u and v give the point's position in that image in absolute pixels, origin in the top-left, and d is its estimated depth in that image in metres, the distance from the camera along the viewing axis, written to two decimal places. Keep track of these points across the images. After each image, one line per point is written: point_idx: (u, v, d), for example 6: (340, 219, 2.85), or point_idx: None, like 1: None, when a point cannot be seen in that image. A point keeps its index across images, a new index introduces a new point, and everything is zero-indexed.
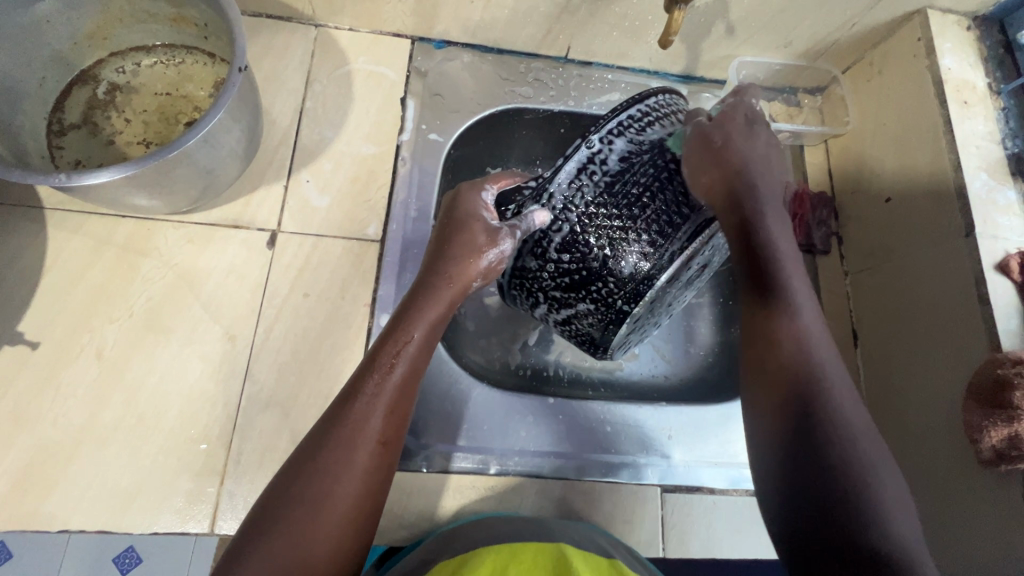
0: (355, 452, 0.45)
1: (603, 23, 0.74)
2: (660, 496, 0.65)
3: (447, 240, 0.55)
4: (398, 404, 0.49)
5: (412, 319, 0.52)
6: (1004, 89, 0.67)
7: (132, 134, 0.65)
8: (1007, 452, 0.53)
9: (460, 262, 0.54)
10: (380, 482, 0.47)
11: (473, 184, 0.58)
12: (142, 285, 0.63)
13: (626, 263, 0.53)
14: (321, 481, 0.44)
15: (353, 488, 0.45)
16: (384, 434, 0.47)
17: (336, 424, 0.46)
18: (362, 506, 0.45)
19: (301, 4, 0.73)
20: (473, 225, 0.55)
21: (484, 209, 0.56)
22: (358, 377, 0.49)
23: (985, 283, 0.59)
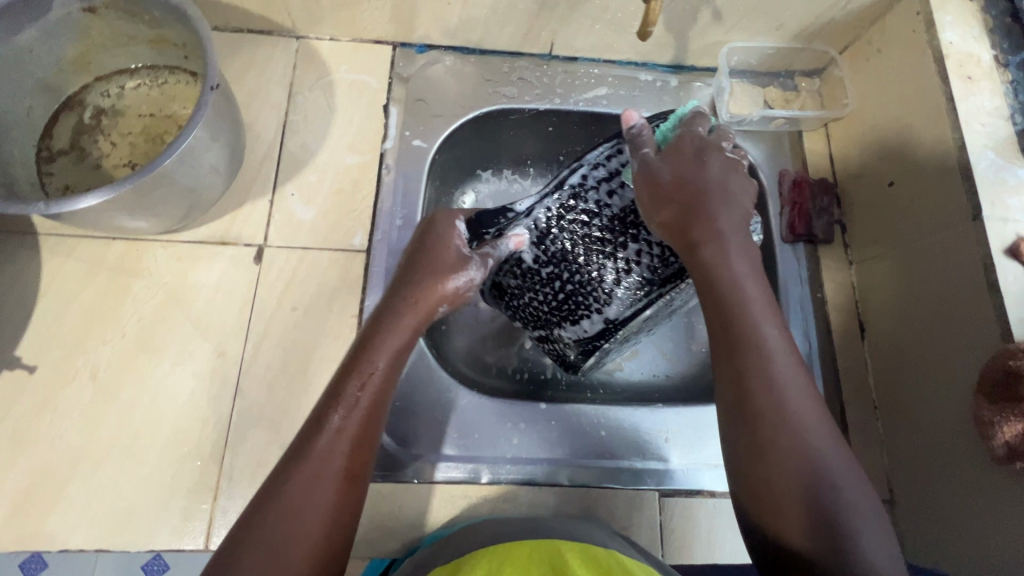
0: (319, 489, 0.44)
1: (584, 17, 0.72)
2: (658, 500, 0.63)
3: (408, 272, 0.55)
4: (367, 433, 0.48)
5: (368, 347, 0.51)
6: (1011, 61, 0.63)
7: (118, 157, 0.66)
8: (1021, 449, 0.50)
9: (425, 288, 0.53)
10: (347, 513, 0.46)
11: (447, 213, 0.58)
12: (133, 305, 0.64)
13: (605, 293, 0.56)
14: (283, 517, 0.43)
15: (319, 522, 0.44)
16: (350, 466, 0.46)
17: (303, 458, 0.45)
18: (332, 538, 0.44)
19: (280, 17, 0.73)
20: (439, 253, 0.55)
21: (455, 238, 0.56)
22: (322, 409, 0.48)
23: (995, 271, 0.55)
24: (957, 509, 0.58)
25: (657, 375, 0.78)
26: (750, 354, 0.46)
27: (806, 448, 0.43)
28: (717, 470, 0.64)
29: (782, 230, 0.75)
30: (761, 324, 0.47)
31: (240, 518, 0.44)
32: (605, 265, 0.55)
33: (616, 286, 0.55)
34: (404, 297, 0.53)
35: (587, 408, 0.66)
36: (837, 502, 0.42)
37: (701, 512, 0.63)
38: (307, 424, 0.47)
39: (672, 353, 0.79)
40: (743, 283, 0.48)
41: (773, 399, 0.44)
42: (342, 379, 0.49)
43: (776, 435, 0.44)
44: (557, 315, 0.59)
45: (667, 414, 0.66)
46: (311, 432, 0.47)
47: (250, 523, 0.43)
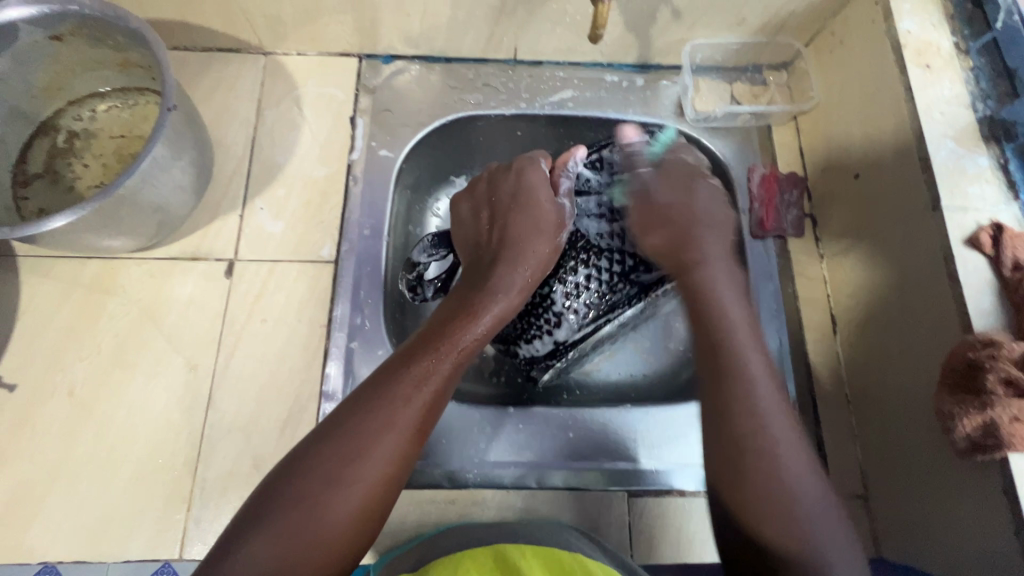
0: (390, 436, 0.44)
1: (544, 21, 0.73)
2: (627, 500, 0.64)
3: (525, 227, 0.58)
4: (443, 391, 0.48)
5: (485, 307, 0.53)
6: (972, 47, 0.62)
7: (92, 179, 0.68)
8: (983, 441, 0.49)
9: (534, 245, 0.57)
10: (405, 471, 0.45)
11: (534, 162, 0.61)
12: (108, 322, 0.66)
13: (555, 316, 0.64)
14: (349, 457, 0.42)
15: (380, 471, 0.43)
16: (422, 422, 0.46)
17: (380, 402, 0.45)
18: (384, 494, 0.43)
19: (246, 34, 0.74)
20: (535, 206, 0.59)
21: (535, 189, 0.60)
22: (406, 358, 0.48)
23: (954, 261, 0.54)
24: (926, 504, 0.57)
25: (637, 373, 0.76)
26: (731, 373, 0.48)
27: (780, 472, 0.44)
28: (686, 470, 0.64)
29: (752, 226, 0.75)
30: (746, 349, 0.49)
31: (297, 453, 0.44)
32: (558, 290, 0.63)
33: (564, 311, 0.64)
34: (510, 265, 0.55)
35: (555, 411, 0.66)
36: (807, 521, 0.43)
37: (670, 512, 0.63)
38: (408, 368, 0.47)
39: (650, 351, 0.77)
40: (727, 309, 0.51)
41: (758, 421, 0.46)
42: (431, 334, 0.50)
43: (749, 453, 0.45)
44: (515, 333, 0.66)
45: (638, 415, 0.66)
46: (402, 375, 0.47)
47: (317, 451, 0.43)
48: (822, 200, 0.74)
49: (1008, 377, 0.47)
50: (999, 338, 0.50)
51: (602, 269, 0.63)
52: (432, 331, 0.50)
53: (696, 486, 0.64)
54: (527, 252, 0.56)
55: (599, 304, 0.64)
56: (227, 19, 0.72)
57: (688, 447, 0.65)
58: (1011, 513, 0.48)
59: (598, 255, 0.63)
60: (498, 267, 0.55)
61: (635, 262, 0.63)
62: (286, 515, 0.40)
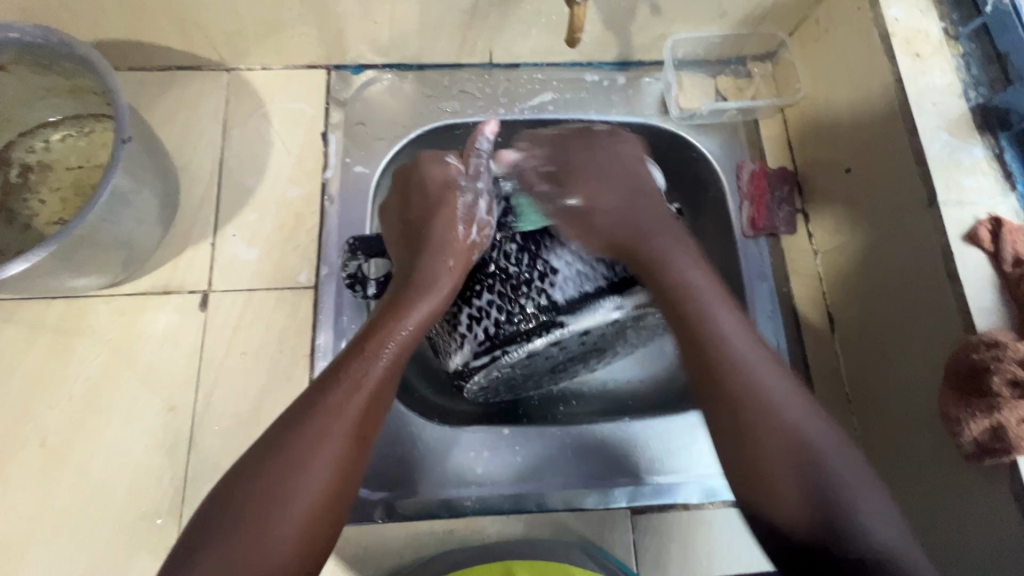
0: (327, 449, 0.43)
1: (519, 23, 0.69)
2: (631, 518, 0.63)
3: (430, 220, 0.55)
4: (380, 398, 0.47)
5: (409, 306, 0.51)
6: (962, 33, 0.60)
7: (50, 214, 0.65)
8: (990, 445, 0.48)
9: (442, 240, 0.54)
10: (352, 479, 0.45)
11: (435, 154, 0.59)
12: (78, 366, 0.62)
13: (473, 328, 0.57)
14: (282, 476, 0.42)
15: (322, 485, 0.43)
16: (360, 428, 0.45)
17: (313, 412, 0.44)
18: (330, 506, 0.43)
19: (206, 51, 0.71)
20: (444, 198, 0.56)
21: (453, 174, 0.58)
22: (338, 363, 0.48)
23: (954, 258, 0.53)
24: (935, 505, 0.56)
25: (630, 378, 0.74)
26: (723, 369, 0.47)
27: (802, 449, 0.44)
28: (690, 481, 0.63)
29: (743, 225, 0.72)
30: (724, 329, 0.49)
31: (236, 476, 0.42)
32: (481, 301, 0.57)
33: (480, 326, 0.57)
34: (434, 260, 0.53)
35: (552, 429, 0.64)
36: (834, 483, 0.43)
37: (677, 526, 0.63)
38: (336, 379, 0.46)
39: (646, 355, 0.75)
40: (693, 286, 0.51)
41: (761, 410, 0.46)
42: (365, 335, 0.49)
43: (766, 449, 0.45)
44: (438, 349, 0.61)
45: (637, 428, 0.64)
46: (333, 384, 0.46)
47: (253, 470, 0.42)
48: (813, 195, 0.72)
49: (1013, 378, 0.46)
50: (1002, 338, 0.48)
51: (514, 293, 0.57)
52: (362, 334, 0.49)
53: (700, 497, 0.63)
54: (449, 248, 0.54)
55: (509, 332, 0.56)
56: (184, 36, 0.68)
57: (691, 457, 0.64)
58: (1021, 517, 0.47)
59: (513, 283, 0.57)
60: (420, 266, 0.53)
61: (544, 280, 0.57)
62: (230, 541, 0.40)
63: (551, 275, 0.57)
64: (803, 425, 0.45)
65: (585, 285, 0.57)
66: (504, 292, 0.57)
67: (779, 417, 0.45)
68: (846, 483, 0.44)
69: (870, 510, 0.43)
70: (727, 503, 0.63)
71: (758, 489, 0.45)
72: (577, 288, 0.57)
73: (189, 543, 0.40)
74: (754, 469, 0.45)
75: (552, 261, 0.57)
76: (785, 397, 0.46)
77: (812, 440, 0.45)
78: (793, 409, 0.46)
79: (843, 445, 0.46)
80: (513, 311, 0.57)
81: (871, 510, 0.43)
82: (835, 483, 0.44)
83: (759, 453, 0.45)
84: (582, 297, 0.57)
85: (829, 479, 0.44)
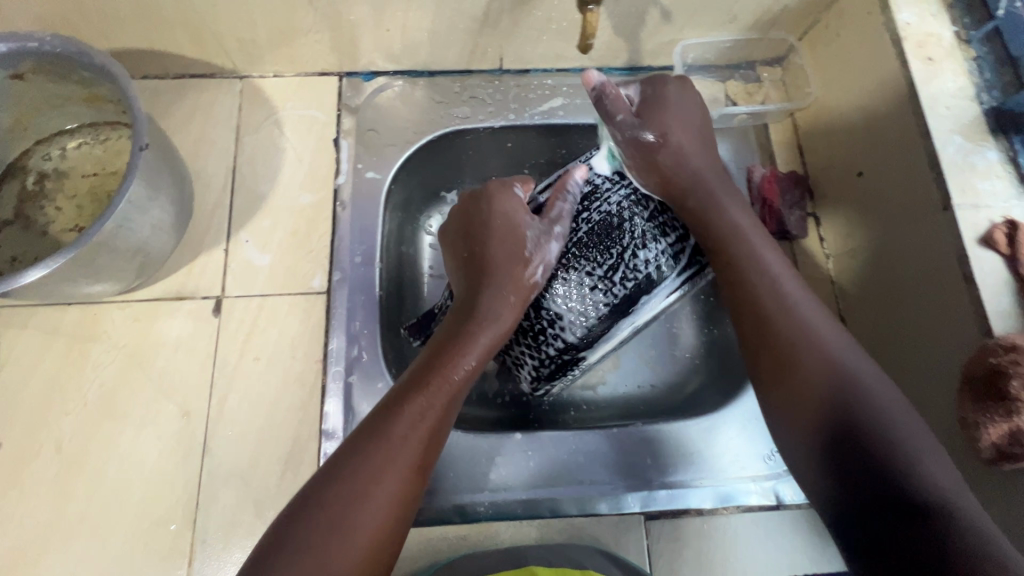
0: (390, 480, 0.43)
1: (529, 29, 0.70)
2: (643, 525, 0.62)
3: (490, 255, 0.53)
4: (439, 428, 0.47)
5: (470, 342, 0.49)
6: (974, 36, 0.60)
7: (66, 221, 0.65)
8: (1010, 449, 0.47)
9: (506, 275, 0.52)
10: (407, 510, 0.44)
11: (503, 185, 0.55)
12: (93, 371, 0.63)
13: (521, 369, 0.59)
14: (340, 507, 0.41)
15: (384, 515, 0.42)
16: (421, 459, 0.45)
17: (367, 443, 0.44)
18: (390, 537, 0.43)
19: (220, 59, 0.71)
20: (500, 233, 0.53)
21: (516, 212, 0.54)
22: (396, 396, 0.47)
23: (969, 262, 0.52)
24: None
25: (642, 382, 0.75)
26: (808, 350, 0.49)
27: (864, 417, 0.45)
28: (703, 486, 0.63)
29: None
30: (796, 312, 0.51)
31: (296, 505, 0.42)
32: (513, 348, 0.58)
33: (522, 362, 0.58)
34: (494, 295, 0.51)
35: (564, 434, 0.64)
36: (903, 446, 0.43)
37: (690, 532, 0.62)
38: (392, 411, 0.46)
39: (657, 360, 0.75)
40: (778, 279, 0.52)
41: (836, 380, 0.47)
42: (423, 368, 0.48)
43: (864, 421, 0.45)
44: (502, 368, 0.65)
45: (649, 433, 0.64)
46: (391, 414, 0.46)
47: (310, 503, 0.42)
48: (824, 200, 0.72)
49: None
50: (1021, 342, 0.48)
51: (538, 339, 0.56)
52: (422, 367, 0.48)
53: (714, 503, 0.62)
54: (513, 286, 0.52)
55: (546, 370, 0.57)
56: (199, 44, 0.68)
57: (704, 463, 0.63)
58: None
59: (530, 331, 0.55)
60: (481, 299, 0.51)
61: (551, 327, 0.55)
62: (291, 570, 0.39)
63: (557, 320, 0.54)
64: (869, 389, 0.47)
65: (591, 320, 0.54)
66: (525, 337, 0.56)
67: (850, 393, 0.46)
68: (910, 448, 0.43)
69: (934, 467, 0.42)
70: (741, 509, 0.63)
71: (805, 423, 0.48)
72: (584, 327, 0.54)
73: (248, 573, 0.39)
74: (804, 416, 0.48)
75: (550, 306, 0.54)
76: (860, 371, 0.47)
77: (868, 398, 0.46)
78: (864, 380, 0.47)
79: (902, 406, 0.46)
80: (540, 350, 0.56)
81: (935, 467, 0.42)
82: (885, 430, 0.44)
83: (806, 403, 0.48)
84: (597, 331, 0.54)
85: (866, 415, 0.45)
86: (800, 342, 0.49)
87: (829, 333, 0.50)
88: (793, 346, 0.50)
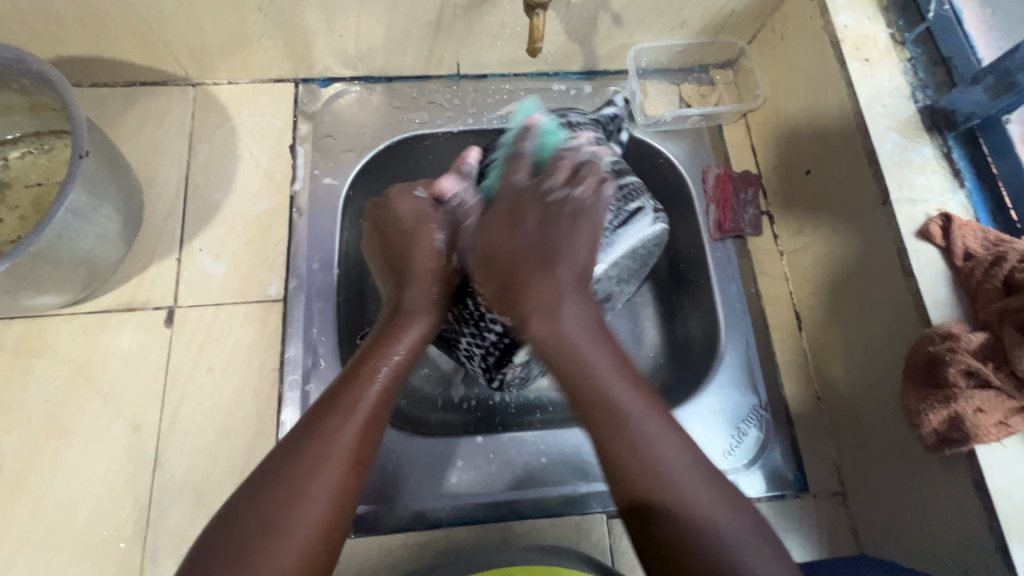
0: (323, 475, 0.42)
1: (484, 34, 0.70)
2: (606, 522, 0.61)
3: (406, 252, 0.54)
4: (377, 420, 0.46)
5: (401, 333, 0.51)
6: (908, 38, 0.62)
7: (7, 233, 0.63)
8: (949, 435, 0.49)
9: (423, 265, 0.53)
10: (348, 507, 0.42)
11: (404, 188, 0.56)
12: (37, 387, 0.60)
13: (470, 358, 0.60)
14: (276, 508, 0.40)
15: (321, 512, 0.41)
16: (358, 453, 0.44)
17: (303, 441, 0.43)
18: (330, 537, 0.41)
19: (170, 66, 0.70)
20: (408, 231, 0.54)
21: (417, 208, 0.55)
22: (330, 394, 0.46)
23: (907, 255, 0.54)
24: (907, 498, 0.56)
25: None
26: (603, 421, 0.42)
27: (673, 507, 0.38)
28: None
29: (710, 229, 0.74)
30: (606, 384, 0.43)
31: (224, 512, 0.40)
32: (462, 341, 0.59)
33: (470, 350, 0.59)
34: (417, 284, 0.53)
35: (526, 437, 0.64)
36: (718, 527, 0.37)
37: None
38: (328, 407, 0.45)
39: None
40: (565, 326, 0.46)
41: (638, 462, 0.40)
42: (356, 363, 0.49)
43: (642, 497, 0.39)
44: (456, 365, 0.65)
45: None
46: (326, 412, 0.45)
47: (242, 510, 0.40)
48: (777, 198, 0.74)
49: (968, 368, 0.48)
50: (956, 330, 0.50)
51: (479, 325, 0.56)
52: (355, 362, 0.49)
53: None
54: (430, 275, 0.53)
55: (492, 352, 0.57)
56: (148, 52, 0.68)
57: None
58: (982, 501, 0.48)
59: (472, 319, 0.56)
60: (408, 292, 0.52)
61: (486, 312, 0.54)
62: None
63: None
64: (691, 496, 0.38)
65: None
66: (469, 323, 0.57)
67: (659, 494, 0.39)
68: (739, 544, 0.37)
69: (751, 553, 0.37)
70: None
71: (671, 485, 0.39)
72: None
73: None
74: (660, 528, 0.38)
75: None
76: (659, 447, 0.40)
77: (683, 513, 0.38)
78: (697, 495, 0.39)
79: (720, 483, 0.40)
80: (483, 333, 0.56)
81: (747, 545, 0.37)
82: (711, 532, 0.37)
83: (671, 519, 0.38)
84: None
85: (691, 529, 0.37)
86: (617, 428, 0.41)
87: (625, 397, 0.42)
88: (614, 426, 0.41)
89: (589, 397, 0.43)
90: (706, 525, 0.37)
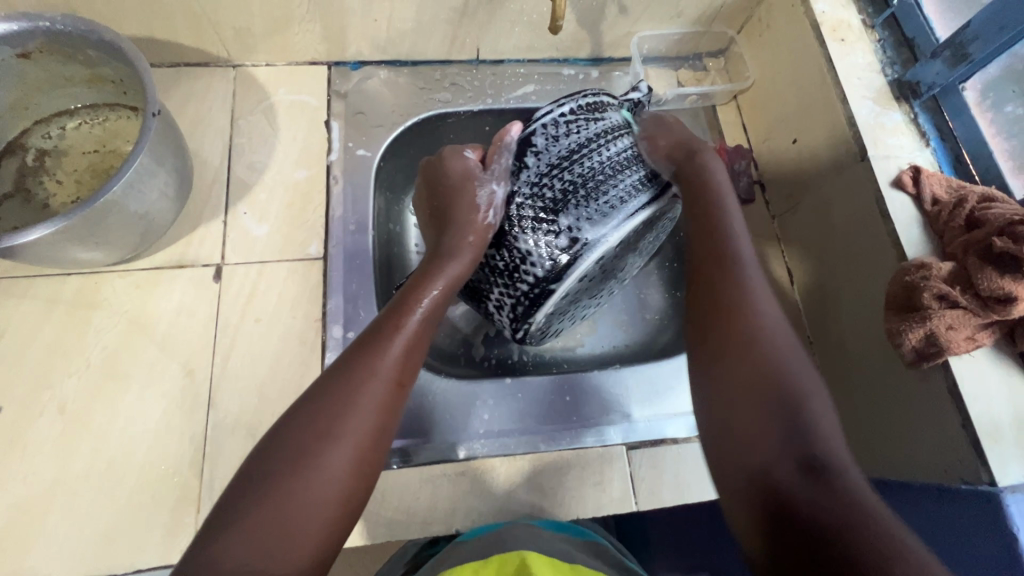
0: (370, 390, 0.47)
1: (504, 20, 0.78)
2: (626, 454, 0.67)
3: (449, 204, 0.60)
4: (415, 346, 0.52)
5: (438, 270, 0.57)
6: (877, 23, 0.71)
7: (66, 195, 0.68)
8: (926, 350, 0.56)
9: (461, 215, 0.58)
10: (392, 421, 0.48)
11: (455, 149, 0.63)
12: (95, 337, 0.65)
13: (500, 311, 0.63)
14: (329, 416, 0.45)
15: (368, 423, 0.46)
16: (399, 375, 0.50)
17: (353, 360, 0.49)
18: (374, 445, 0.46)
19: (215, 48, 0.76)
20: (453, 189, 0.61)
21: (465, 168, 0.61)
22: (376, 324, 0.53)
23: (885, 202, 0.62)
24: (894, 418, 0.63)
25: (616, 344, 0.81)
26: (735, 331, 0.48)
27: (808, 436, 0.42)
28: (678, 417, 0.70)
29: None
30: (758, 308, 0.49)
31: (281, 422, 0.46)
32: (495, 293, 0.62)
33: (501, 302, 0.62)
34: (454, 232, 0.58)
35: (551, 378, 0.70)
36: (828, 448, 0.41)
37: (666, 459, 0.68)
38: (374, 335, 0.51)
39: (629, 323, 0.83)
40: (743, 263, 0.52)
41: (762, 372, 0.46)
42: (398, 299, 0.55)
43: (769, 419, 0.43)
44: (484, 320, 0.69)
45: (625, 375, 0.72)
46: (372, 337, 0.51)
47: (298, 416, 0.45)
48: (767, 168, 0.82)
49: (939, 292, 0.55)
50: (928, 261, 0.58)
51: (512, 277, 0.59)
52: (398, 299, 0.55)
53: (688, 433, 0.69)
54: (467, 224, 0.58)
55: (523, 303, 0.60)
56: (197, 34, 0.74)
57: (677, 399, 0.71)
58: (957, 405, 0.55)
59: (506, 270, 0.59)
60: (444, 238, 0.59)
61: (519, 264, 0.58)
62: (278, 476, 0.42)
63: (527, 256, 0.57)
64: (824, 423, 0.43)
65: (560, 250, 0.57)
66: (501, 276, 0.60)
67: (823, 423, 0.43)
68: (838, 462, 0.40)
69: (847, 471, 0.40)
70: None
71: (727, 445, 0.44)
72: (552, 257, 0.57)
73: (232, 491, 0.42)
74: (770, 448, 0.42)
75: (518, 244, 0.58)
76: (803, 372, 0.46)
77: (793, 449, 0.41)
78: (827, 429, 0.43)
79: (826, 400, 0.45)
80: (515, 284, 0.59)
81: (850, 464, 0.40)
82: (827, 450, 0.41)
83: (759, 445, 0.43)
84: (565, 262, 0.57)
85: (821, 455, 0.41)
86: (756, 355, 0.46)
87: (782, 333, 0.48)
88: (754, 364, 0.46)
89: (735, 314, 0.49)
90: (822, 453, 0.41)
